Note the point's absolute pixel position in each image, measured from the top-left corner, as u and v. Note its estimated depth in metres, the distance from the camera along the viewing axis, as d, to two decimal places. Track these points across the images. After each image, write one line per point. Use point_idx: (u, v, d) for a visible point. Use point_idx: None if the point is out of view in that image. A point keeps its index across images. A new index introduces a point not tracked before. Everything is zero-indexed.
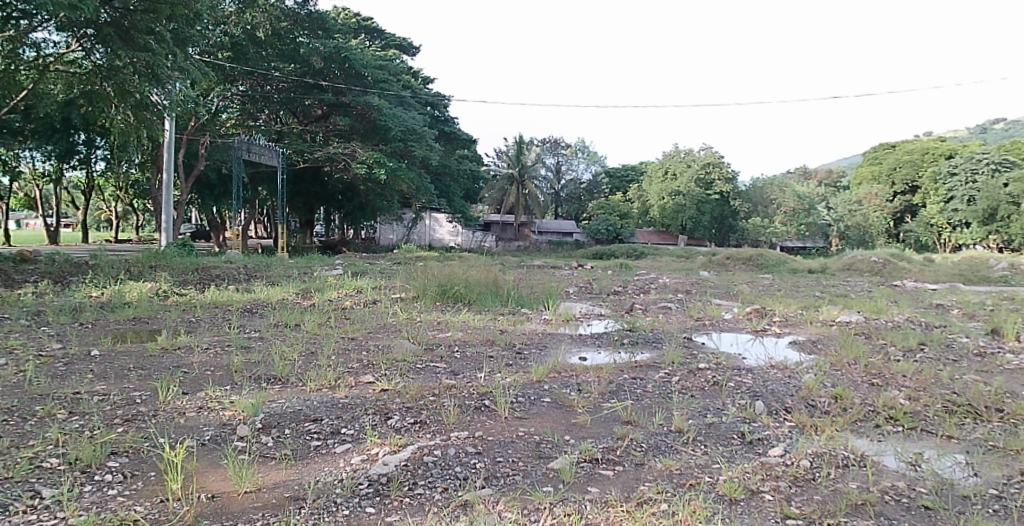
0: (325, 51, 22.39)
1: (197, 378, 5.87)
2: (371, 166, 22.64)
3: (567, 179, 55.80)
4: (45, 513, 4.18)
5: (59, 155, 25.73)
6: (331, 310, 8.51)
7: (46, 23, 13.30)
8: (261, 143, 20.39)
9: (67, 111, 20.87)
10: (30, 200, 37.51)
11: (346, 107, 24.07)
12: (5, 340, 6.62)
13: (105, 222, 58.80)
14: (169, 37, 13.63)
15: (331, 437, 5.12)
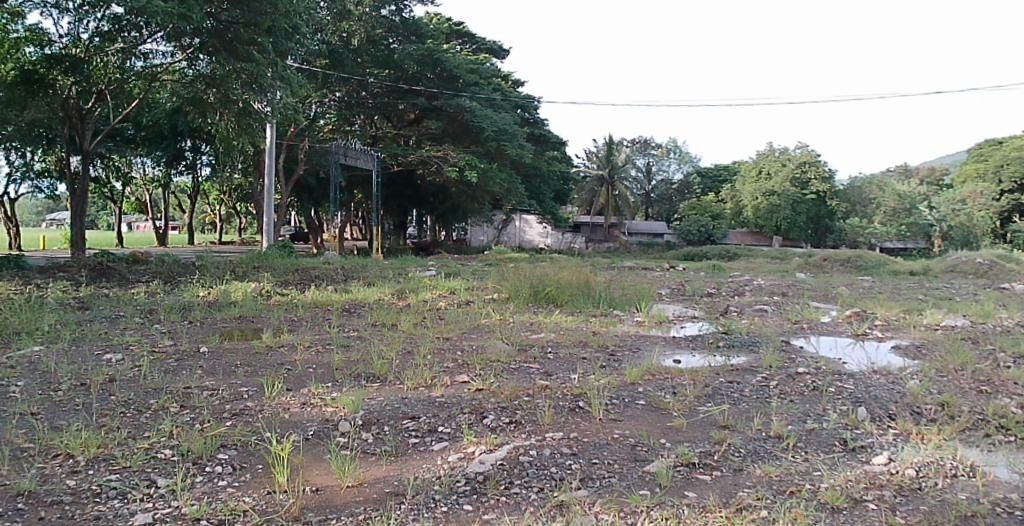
0: (418, 56, 22.83)
1: (300, 375, 6.03)
2: (462, 168, 23.05)
3: (658, 179, 55.68)
4: (160, 501, 4.34)
5: (168, 162, 27.29)
6: (424, 310, 8.65)
7: (153, 34, 13.87)
8: (358, 148, 20.84)
9: (174, 118, 22.07)
10: (139, 205, 39.69)
11: (439, 111, 24.33)
12: (122, 336, 6.97)
13: (210, 225, 62.14)
14: (271, 47, 14.02)
15: (429, 435, 5.17)
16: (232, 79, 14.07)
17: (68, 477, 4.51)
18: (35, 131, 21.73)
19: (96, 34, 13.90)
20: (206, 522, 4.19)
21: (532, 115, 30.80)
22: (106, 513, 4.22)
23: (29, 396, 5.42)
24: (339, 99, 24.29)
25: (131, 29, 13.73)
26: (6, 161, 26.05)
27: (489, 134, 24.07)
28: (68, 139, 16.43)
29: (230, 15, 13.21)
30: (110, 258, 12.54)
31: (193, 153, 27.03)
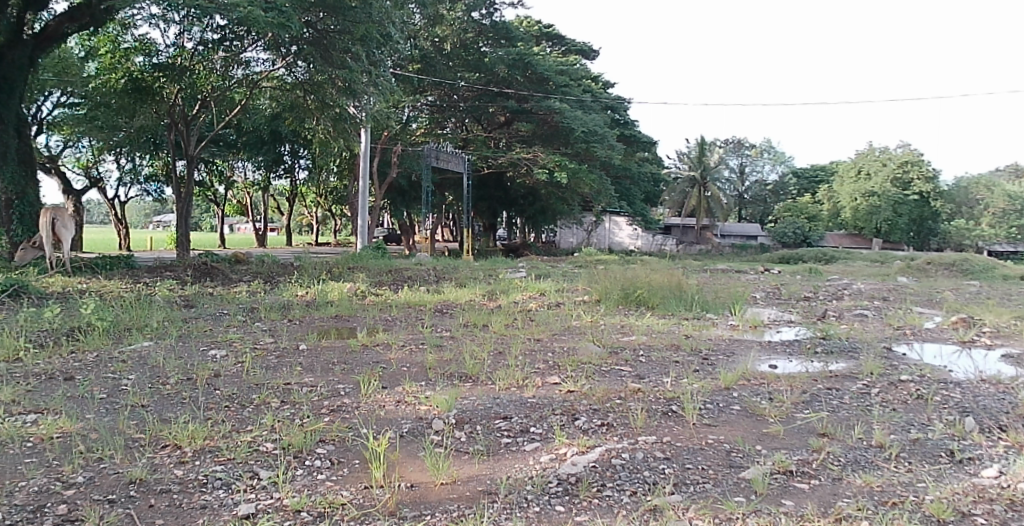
0: (510, 59, 23.22)
1: (394, 374, 6.13)
2: (552, 170, 23.53)
3: (752, 180, 57.43)
4: (262, 492, 4.47)
5: (268, 165, 28.60)
6: (515, 311, 8.73)
7: (255, 42, 14.50)
8: (450, 151, 21.22)
9: (273, 123, 23.01)
10: (241, 208, 41.66)
11: (529, 113, 24.72)
12: (226, 333, 7.26)
13: (308, 227, 64.71)
14: (367, 54, 14.34)
15: (521, 435, 5.18)
16: (329, 82, 14.73)
17: (176, 467, 4.69)
18: (145, 137, 23.08)
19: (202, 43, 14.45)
20: (306, 514, 4.30)
21: (623, 117, 30.40)
22: (212, 502, 4.37)
23: (140, 389, 5.70)
24: (430, 103, 25.02)
25: (235, 40, 14.45)
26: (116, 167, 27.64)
27: (579, 134, 24.09)
28: (174, 145, 17.34)
29: (326, 22, 13.59)
30: (214, 258, 13.14)
31: (292, 157, 28.17)
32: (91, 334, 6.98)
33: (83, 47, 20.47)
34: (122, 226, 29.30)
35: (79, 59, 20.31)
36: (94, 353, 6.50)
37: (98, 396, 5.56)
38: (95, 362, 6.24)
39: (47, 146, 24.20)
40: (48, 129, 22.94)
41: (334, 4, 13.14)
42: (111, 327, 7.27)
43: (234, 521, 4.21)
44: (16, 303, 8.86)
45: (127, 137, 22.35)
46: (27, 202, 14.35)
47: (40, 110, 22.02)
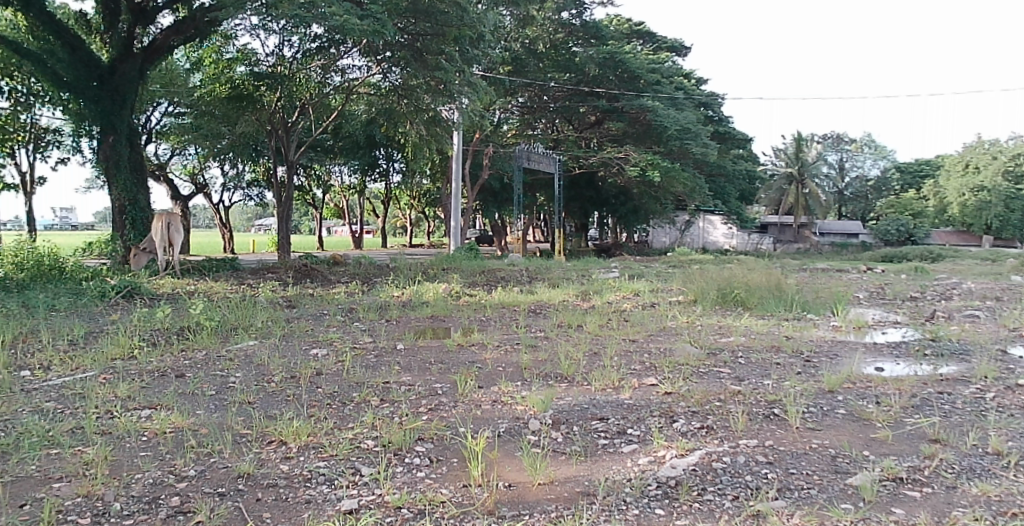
0: (599, 58, 23.52)
1: (491, 373, 6.18)
2: (644, 168, 24.01)
3: (852, 176, 55.93)
4: (364, 488, 4.55)
5: (363, 169, 29.36)
6: (609, 311, 8.73)
7: (351, 50, 15.16)
8: (540, 151, 21.50)
9: (368, 128, 23.73)
10: (338, 209, 43.23)
11: (620, 112, 25.06)
12: (327, 332, 7.47)
13: (402, 228, 66.66)
14: (459, 56, 14.53)
15: (618, 437, 5.13)
16: (421, 84, 15.09)
17: (282, 462, 4.82)
18: (247, 145, 24.05)
19: (302, 53, 15.70)
20: (406, 511, 4.35)
21: (716, 113, 29.75)
22: (316, 497, 4.47)
23: (246, 386, 5.90)
24: (521, 104, 25.73)
25: (331, 46, 15.07)
26: (220, 173, 29.01)
27: (672, 133, 24.29)
28: (274, 151, 18.07)
29: (417, 27, 13.83)
30: (314, 261, 13.64)
31: (386, 161, 28.96)
32: (200, 333, 7.30)
33: (189, 60, 21.64)
34: (225, 230, 30.59)
35: (185, 71, 21.42)
36: (203, 351, 6.78)
37: (208, 393, 5.78)
38: (204, 360, 6.50)
39: (156, 154, 25.60)
40: (157, 138, 24.26)
41: (425, 8, 13.34)
42: (219, 326, 7.57)
43: (338, 515, 4.29)
44: (130, 304, 9.39)
45: (230, 145, 23.40)
46: (139, 208, 15.19)
47: (150, 120, 23.30)
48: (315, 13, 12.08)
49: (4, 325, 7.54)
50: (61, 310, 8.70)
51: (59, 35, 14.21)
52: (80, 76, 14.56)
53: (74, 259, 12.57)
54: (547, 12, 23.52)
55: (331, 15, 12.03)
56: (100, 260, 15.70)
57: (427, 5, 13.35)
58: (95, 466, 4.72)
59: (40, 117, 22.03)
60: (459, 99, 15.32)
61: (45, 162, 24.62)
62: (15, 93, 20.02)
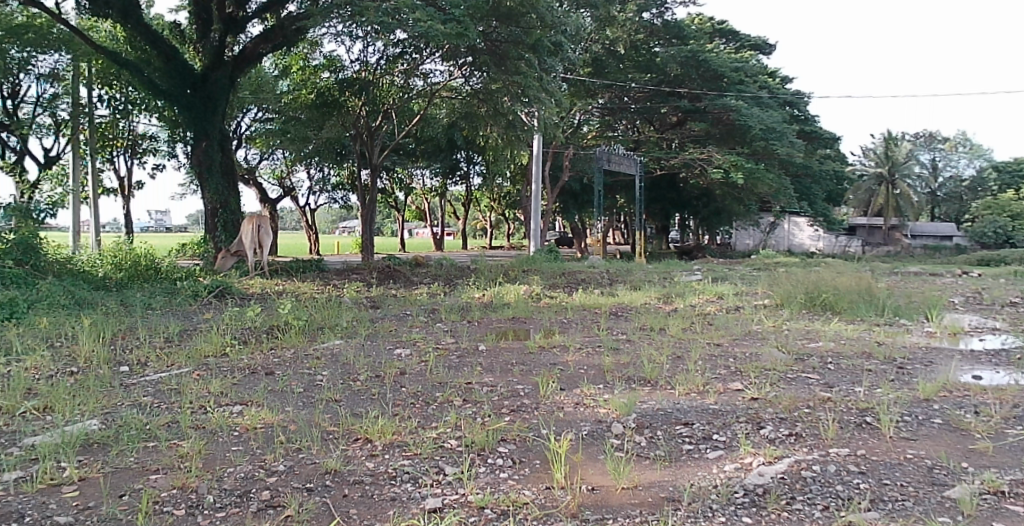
0: (682, 57, 23.61)
1: (573, 376, 6.19)
2: (727, 169, 23.75)
3: (945, 175, 54.25)
4: (448, 487, 4.58)
5: (444, 172, 29.86)
6: (693, 314, 8.66)
7: (433, 55, 15.41)
8: (621, 153, 21.47)
9: (448, 131, 24.17)
10: (420, 211, 44.21)
11: (703, 112, 24.92)
12: (410, 332, 7.61)
13: (482, 230, 67.60)
14: (540, 60, 14.62)
15: (703, 443, 5.06)
16: (502, 88, 15.25)
17: (368, 460, 4.91)
18: (332, 148, 24.58)
19: (386, 58, 16.07)
20: (490, 511, 4.36)
21: (802, 113, 29.03)
22: (400, 495, 4.52)
23: (333, 384, 6.03)
24: (602, 106, 25.81)
25: (414, 52, 15.38)
26: (306, 176, 29.89)
27: (756, 133, 23.90)
28: (360, 155, 18.56)
29: (499, 31, 14.00)
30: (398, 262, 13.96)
31: (466, 163, 29.33)
32: (288, 332, 7.51)
33: (277, 67, 22.35)
34: (312, 233, 31.34)
35: (273, 77, 22.13)
36: (292, 349, 6.98)
37: (296, 390, 5.94)
38: (293, 358, 6.68)
39: (246, 158, 26.51)
40: (247, 142, 25.11)
41: (506, 12, 13.58)
42: (306, 325, 7.78)
43: (422, 513, 4.32)
44: (221, 303, 9.73)
45: (316, 149, 24.03)
46: (230, 210, 15.77)
47: (240, 125, 24.16)
48: (400, 18, 12.37)
49: (105, 323, 7.91)
50: (157, 308, 9.09)
51: (156, 46, 14.77)
52: (175, 84, 15.14)
53: (169, 260, 13.00)
54: (629, 13, 23.62)
55: (415, 21, 12.28)
56: (193, 260, 16.32)
57: (508, 9, 13.57)
58: (190, 459, 4.87)
59: (137, 124, 23.03)
60: (536, 105, 15.39)
61: (142, 167, 25.75)
62: (115, 101, 21.00)
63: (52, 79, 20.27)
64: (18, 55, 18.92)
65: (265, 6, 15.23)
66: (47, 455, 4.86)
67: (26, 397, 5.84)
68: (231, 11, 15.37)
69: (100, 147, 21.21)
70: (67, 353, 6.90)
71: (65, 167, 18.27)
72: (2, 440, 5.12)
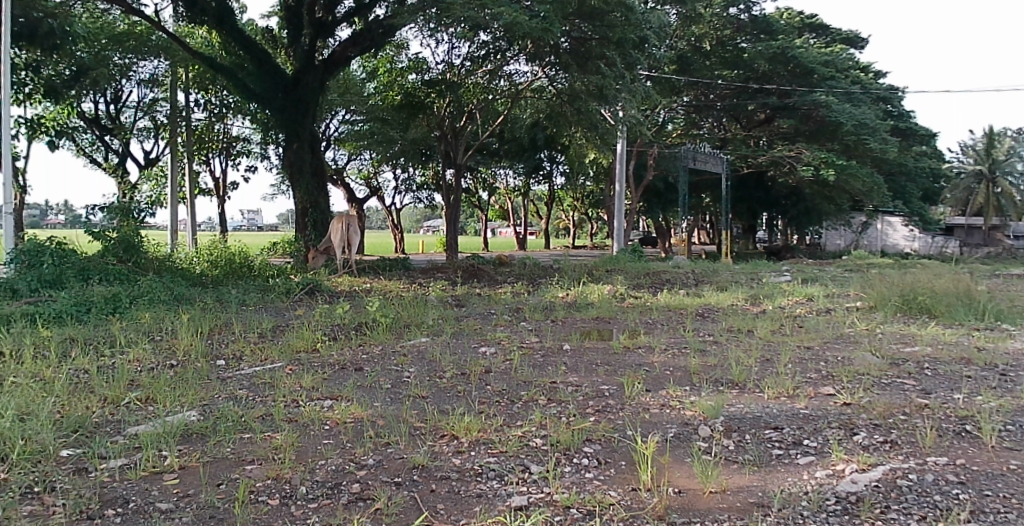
0: (770, 54, 23.27)
1: (658, 377, 6.19)
2: (818, 167, 23.39)
3: None
4: (533, 486, 4.58)
5: (528, 172, 30.15)
6: (782, 316, 8.52)
7: (517, 55, 15.54)
8: (707, 151, 21.23)
9: (532, 131, 24.39)
10: (503, 210, 44.67)
11: (791, 109, 24.45)
12: (495, 331, 7.71)
13: (566, 230, 67.69)
14: (624, 58, 14.60)
15: (794, 448, 4.97)
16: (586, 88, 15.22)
17: (454, 456, 4.97)
18: (418, 149, 24.96)
19: (471, 59, 16.29)
20: (575, 511, 4.32)
21: (896, 108, 27.97)
22: (486, 492, 4.55)
23: (420, 381, 6.16)
24: (687, 103, 25.59)
25: (498, 53, 15.59)
26: (393, 176, 30.49)
27: (848, 128, 23.44)
28: (445, 156, 19.23)
29: (582, 30, 14.15)
30: (482, 260, 14.15)
31: (550, 163, 29.50)
32: (376, 329, 7.71)
33: (365, 69, 22.94)
34: (397, 232, 31.85)
35: (360, 80, 22.72)
36: (380, 345, 7.18)
37: (384, 386, 6.08)
38: (380, 355, 6.86)
39: (334, 159, 27.21)
40: (336, 144, 25.77)
41: (591, 10, 13.65)
42: (393, 322, 7.99)
43: (508, 511, 4.32)
44: (312, 300, 10.02)
45: (403, 150, 24.48)
46: (319, 210, 16.18)
47: (330, 127, 24.80)
48: (487, 16, 12.63)
49: (201, 318, 8.24)
50: (251, 304, 9.45)
51: (249, 51, 15.33)
52: (268, 87, 15.65)
53: (262, 258, 13.46)
54: (716, 9, 23.34)
55: (500, 16, 12.51)
56: (284, 259, 16.87)
57: (593, 7, 13.65)
58: (283, 451, 5.03)
59: (231, 127, 23.90)
60: (617, 103, 15.29)
61: (235, 169, 26.73)
62: (211, 105, 21.87)
63: (152, 84, 21.24)
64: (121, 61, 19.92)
65: (354, 10, 15.75)
66: (149, 443, 5.08)
67: (130, 388, 6.13)
68: (322, 16, 15.84)
69: (195, 149, 22.10)
70: (167, 346, 7.24)
71: (162, 168, 19.17)
72: (109, 428, 5.39)
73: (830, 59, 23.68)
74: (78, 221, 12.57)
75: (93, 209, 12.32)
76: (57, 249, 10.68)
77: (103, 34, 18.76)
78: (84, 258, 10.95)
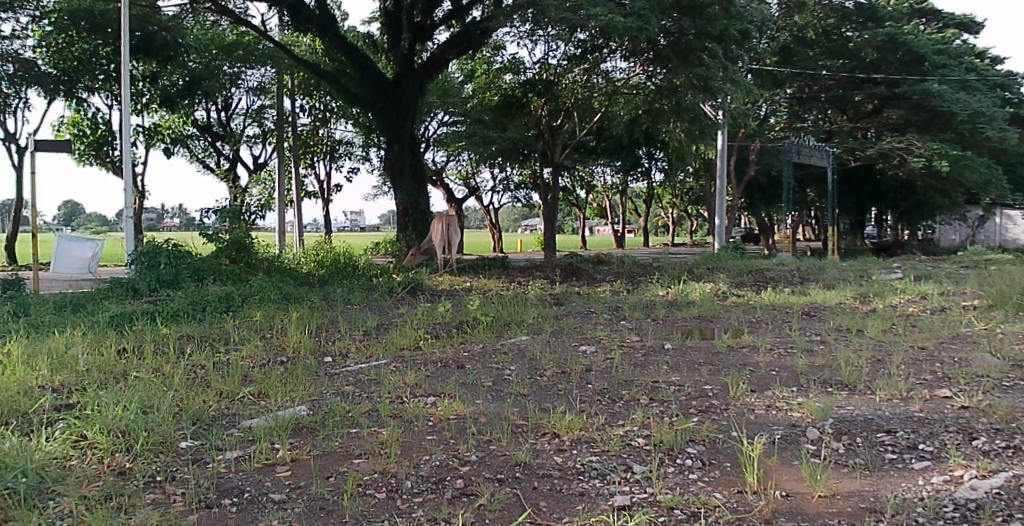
0: (878, 41, 22.48)
1: (764, 378, 6.07)
2: (930, 158, 22.30)
3: None
4: (636, 486, 4.55)
5: (626, 168, 29.95)
6: (894, 315, 8.19)
7: (614, 52, 15.44)
8: (810, 144, 20.54)
9: (630, 128, 24.23)
10: (600, 207, 44.48)
11: (901, 98, 23.46)
12: (595, 330, 7.71)
13: (664, 227, 66.81)
14: (724, 52, 14.33)
15: (908, 453, 4.78)
16: (685, 83, 14.97)
17: (556, 454, 4.99)
18: (514, 148, 25.13)
19: (566, 58, 16.32)
20: (679, 512, 4.26)
21: (1016, 94, 26.30)
22: (588, 491, 4.55)
23: (521, 379, 6.22)
24: (790, 95, 24.83)
25: (595, 50, 15.54)
26: (489, 176, 30.82)
27: (962, 118, 22.26)
28: (542, 155, 19.31)
29: (679, 25, 13.94)
30: (581, 258, 14.15)
31: (648, 159, 29.21)
32: (476, 328, 7.83)
33: (462, 71, 23.32)
34: (494, 231, 32.15)
35: (459, 82, 23.09)
36: (481, 344, 7.28)
37: (485, 384, 6.17)
38: (481, 352, 6.98)
39: (433, 160, 27.72)
40: (435, 145, 26.23)
41: (690, 4, 13.44)
42: (493, 321, 8.11)
43: (611, 510, 4.31)
44: (413, 299, 10.24)
45: (500, 151, 24.72)
46: (419, 210, 16.52)
47: (429, 129, 25.28)
48: (582, 17, 12.65)
49: (309, 316, 8.56)
50: (355, 303, 9.75)
51: (352, 57, 15.78)
52: (369, 92, 16.08)
53: (365, 257, 13.87)
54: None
55: (597, 16, 12.46)
56: (386, 259, 17.34)
57: (691, 1, 13.42)
58: (389, 446, 5.16)
59: (334, 131, 24.69)
60: (719, 96, 15.04)
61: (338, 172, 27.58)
62: (315, 110, 22.64)
63: (260, 91, 22.16)
64: (231, 70, 20.70)
65: (451, 13, 15.91)
66: (263, 436, 5.31)
67: (243, 383, 6.43)
68: (420, 20, 16.17)
69: (300, 153, 22.95)
70: (278, 343, 7.55)
71: (270, 172, 19.94)
72: (224, 422, 5.65)
73: (943, 47, 22.75)
74: (193, 224, 13.22)
75: (207, 212, 12.95)
76: (173, 250, 11.32)
77: (214, 45, 19.70)
78: (199, 259, 11.54)
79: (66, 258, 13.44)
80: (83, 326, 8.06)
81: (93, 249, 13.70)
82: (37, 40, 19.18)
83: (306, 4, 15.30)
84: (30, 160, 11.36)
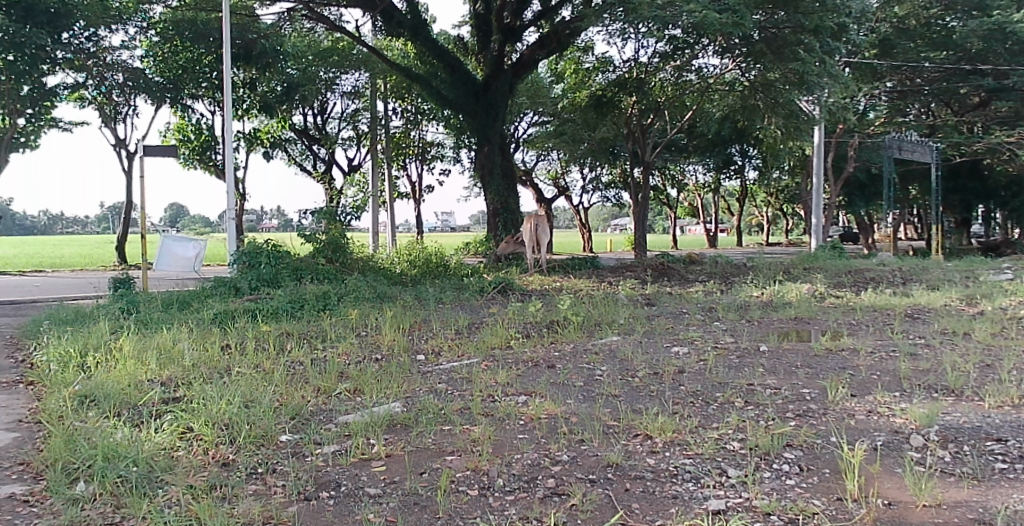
0: (984, 30, 21.10)
1: (865, 381, 5.88)
2: None
3: None
4: (731, 490, 4.46)
5: (717, 166, 29.34)
6: (1004, 317, 7.77)
7: (705, 48, 15.15)
8: (912, 139, 19.65)
9: (721, 125, 23.75)
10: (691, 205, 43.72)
11: (1010, 88, 22.21)
12: (689, 331, 7.60)
13: (757, 226, 65.11)
14: (821, 46, 13.93)
15: (1020, 463, 4.53)
16: (780, 78, 14.59)
17: (648, 456, 4.95)
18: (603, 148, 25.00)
19: (655, 55, 16.12)
20: (776, 518, 4.15)
21: None
22: (682, 493, 4.49)
23: (612, 380, 6.20)
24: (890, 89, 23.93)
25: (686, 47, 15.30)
26: (579, 176, 30.69)
27: None
28: (631, 153, 19.12)
29: (775, 20, 13.60)
30: (672, 258, 13.96)
31: (741, 157, 28.58)
32: (567, 327, 7.86)
33: (551, 71, 23.35)
34: (583, 230, 32.05)
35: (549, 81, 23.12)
36: (571, 343, 7.31)
37: (577, 383, 6.19)
38: (572, 352, 7.00)
39: (522, 160, 27.86)
40: (524, 146, 26.38)
41: None
42: (584, 321, 8.11)
43: (705, 514, 4.24)
44: (504, 299, 10.33)
45: (588, 150, 24.64)
46: (509, 210, 16.65)
47: (518, 129, 25.42)
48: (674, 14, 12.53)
49: (403, 315, 8.74)
50: (447, 302, 9.90)
51: (442, 59, 16.04)
52: (459, 93, 16.29)
53: (457, 258, 14.05)
54: None
55: (691, 13, 12.30)
56: (476, 258, 17.56)
57: None
58: (481, 444, 5.23)
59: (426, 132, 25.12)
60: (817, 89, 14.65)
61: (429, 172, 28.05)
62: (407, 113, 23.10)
63: (353, 95, 22.76)
64: (326, 76, 21.27)
65: (539, 13, 15.95)
66: (359, 431, 5.47)
67: (340, 379, 6.63)
68: (509, 22, 16.28)
69: (392, 154, 23.46)
70: (372, 341, 7.75)
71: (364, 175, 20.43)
72: (322, 417, 5.85)
73: None
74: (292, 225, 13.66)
75: (305, 213, 13.38)
76: (274, 250, 11.74)
77: (310, 52, 20.40)
78: (298, 258, 11.94)
79: (170, 257, 14.11)
80: (191, 323, 8.46)
81: (196, 248, 14.36)
82: (145, 50, 20.33)
83: (398, 9, 15.66)
84: (140, 165, 11.99)
